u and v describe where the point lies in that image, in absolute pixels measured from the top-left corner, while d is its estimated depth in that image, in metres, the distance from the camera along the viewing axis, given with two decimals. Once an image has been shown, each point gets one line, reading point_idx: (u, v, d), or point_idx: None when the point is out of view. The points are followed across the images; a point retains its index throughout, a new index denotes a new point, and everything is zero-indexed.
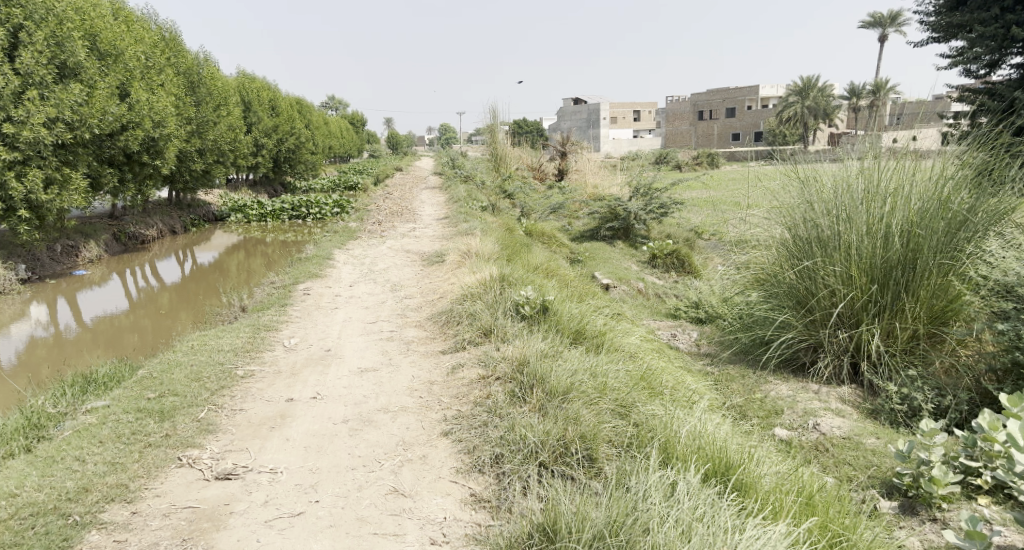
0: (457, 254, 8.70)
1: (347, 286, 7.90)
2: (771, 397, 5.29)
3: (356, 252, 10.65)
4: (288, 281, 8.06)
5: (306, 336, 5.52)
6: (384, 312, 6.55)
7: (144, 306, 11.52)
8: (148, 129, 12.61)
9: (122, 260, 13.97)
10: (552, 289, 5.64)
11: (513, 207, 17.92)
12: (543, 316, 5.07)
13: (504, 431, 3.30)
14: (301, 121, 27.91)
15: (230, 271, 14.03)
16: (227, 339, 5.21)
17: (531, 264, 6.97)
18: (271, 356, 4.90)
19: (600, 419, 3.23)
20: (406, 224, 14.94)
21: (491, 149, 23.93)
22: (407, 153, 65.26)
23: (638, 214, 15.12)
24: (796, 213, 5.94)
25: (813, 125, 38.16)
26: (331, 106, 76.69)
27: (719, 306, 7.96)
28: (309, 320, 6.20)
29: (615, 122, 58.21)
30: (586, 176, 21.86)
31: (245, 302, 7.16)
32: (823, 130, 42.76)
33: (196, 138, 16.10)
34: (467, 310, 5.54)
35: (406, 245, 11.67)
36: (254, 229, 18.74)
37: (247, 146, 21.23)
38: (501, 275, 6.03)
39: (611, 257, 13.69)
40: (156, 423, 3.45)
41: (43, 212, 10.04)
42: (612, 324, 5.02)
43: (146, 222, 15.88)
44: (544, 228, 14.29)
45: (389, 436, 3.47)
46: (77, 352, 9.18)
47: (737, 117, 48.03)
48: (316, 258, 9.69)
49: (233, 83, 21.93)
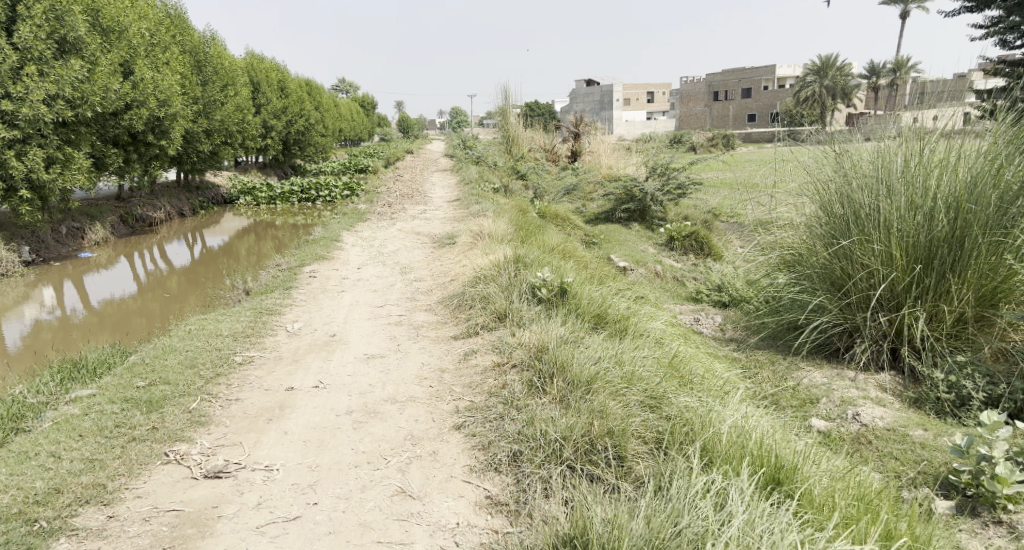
0: (469, 235, 8.38)
1: (355, 268, 7.61)
2: (805, 386, 4.93)
3: (365, 234, 10.36)
4: (294, 263, 7.78)
5: (311, 320, 5.24)
6: (393, 295, 6.25)
7: (151, 289, 11.33)
8: (153, 107, 12.37)
9: (130, 243, 13.80)
10: (570, 270, 5.31)
11: (525, 188, 17.54)
12: (561, 299, 4.73)
13: (522, 426, 2.98)
14: (310, 103, 27.61)
15: (239, 254, 13.81)
16: (227, 323, 4.94)
17: (547, 245, 6.63)
18: (273, 342, 4.62)
19: (629, 412, 2.90)
20: (416, 205, 14.63)
21: (502, 131, 23.51)
22: (418, 136, 64.84)
23: (654, 195, 14.69)
24: (832, 190, 5.52)
25: (831, 106, 37.27)
26: (342, 90, 76.15)
27: (744, 290, 7.59)
28: (313, 303, 5.92)
29: (628, 104, 57.29)
30: (600, 157, 21.39)
31: (249, 285, 6.90)
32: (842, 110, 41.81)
33: (203, 118, 15.85)
34: (480, 293, 5.22)
35: (416, 227, 11.36)
36: (263, 212, 18.52)
37: (256, 127, 20.98)
38: (516, 256, 5.70)
39: (627, 240, 13.31)
40: (142, 415, 3.18)
41: (45, 192, 9.86)
42: (635, 308, 4.67)
43: (153, 204, 15.68)
44: (558, 210, 13.91)
45: (396, 429, 3.17)
46: (84, 336, 9.01)
47: (753, 98, 47.05)
48: (324, 240, 9.41)
49: (241, 64, 21.64)
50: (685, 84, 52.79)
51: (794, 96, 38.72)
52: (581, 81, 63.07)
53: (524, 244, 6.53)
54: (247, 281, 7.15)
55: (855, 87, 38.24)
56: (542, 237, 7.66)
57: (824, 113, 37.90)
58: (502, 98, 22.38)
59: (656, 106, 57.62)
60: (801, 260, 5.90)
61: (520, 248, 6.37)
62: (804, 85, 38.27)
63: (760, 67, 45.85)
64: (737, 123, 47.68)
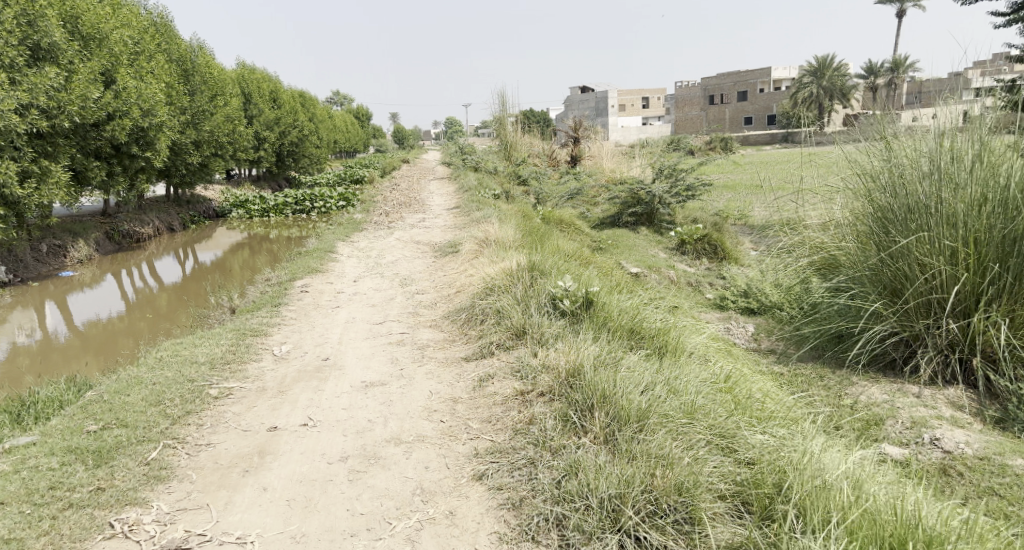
0: (473, 243, 7.79)
1: (351, 281, 7.00)
2: (865, 404, 4.34)
3: (361, 244, 9.77)
4: (284, 277, 7.17)
5: (302, 341, 4.64)
6: (393, 311, 5.64)
7: (140, 308, 10.72)
8: (137, 118, 11.84)
9: (117, 260, 13.22)
10: (593, 278, 4.72)
11: (526, 194, 17.00)
12: (587, 312, 4.14)
13: (562, 477, 2.38)
14: (304, 114, 27.08)
15: (232, 269, 13.24)
16: (205, 348, 4.32)
17: (560, 249, 6.05)
18: (256, 369, 4.01)
19: (698, 457, 2.31)
20: (415, 214, 14.05)
21: (500, 137, 23.00)
22: (413, 146, 64.39)
23: (662, 198, 14.15)
24: (880, 182, 4.92)
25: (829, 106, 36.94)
26: (335, 101, 75.54)
27: (775, 295, 7.03)
28: (305, 321, 5.30)
29: (624, 110, 56.82)
30: (602, 161, 20.86)
31: (235, 303, 6.28)
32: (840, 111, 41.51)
33: (191, 129, 15.31)
34: (493, 307, 4.63)
35: (416, 236, 10.76)
36: (257, 225, 17.94)
37: (248, 139, 20.43)
38: (530, 262, 5.12)
39: (635, 244, 12.74)
40: (85, 472, 2.55)
41: (21, 208, 9.29)
42: (672, 320, 4.07)
43: (141, 219, 15.08)
44: (563, 215, 13.34)
45: (402, 481, 2.57)
46: (65, 362, 8.39)
47: (749, 100, 46.75)
48: (318, 252, 8.80)
49: (232, 74, 21.13)
50: (680, 88, 52.37)
51: (791, 97, 38.38)
52: (576, 88, 62.72)
53: (537, 250, 5.95)
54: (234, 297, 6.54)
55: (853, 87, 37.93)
56: (554, 242, 7.08)
57: (822, 114, 37.58)
58: (499, 103, 21.89)
59: (652, 110, 57.20)
60: (847, 262, 5.29)
61: (532, 254, 5.78)
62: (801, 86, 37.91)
63: (755, 70, 45.55)
64: (735, 126, 47.23)
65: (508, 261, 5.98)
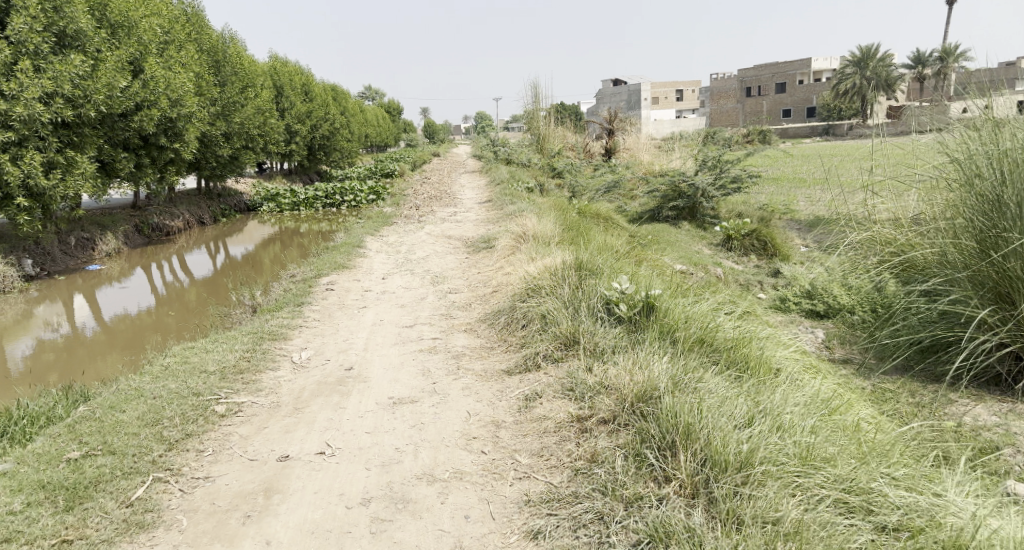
0: (510, 237, 7.28)
1: (379, 279, 6.54)
2: (971, 425, 3.69)
3: (391, 239, 9.35)
4: (310, 274, 6.75)
5: (324, 347, 4.17)
6: (425, 312, 5.15)
7: (170, 302, 10.50)
8: (165, 108, 11.64)
9: (147, 254, 13.07)
10: (650, 278, 4.14)
11: (560, 188, 16.43)
12: (647, 320, 3.56)
13: (645, 547, 1.90)
14: (335, 107, 26.89)
15: (263, 264, 12.99)
16: (217, 354, 3.88)
17: (609, 244, 5.48)
18: (271, 380, 3.55)
19: (830, 526, 1.82)
20: (446, 208, 13.60)
21: (533, 129, 22.41)
22: (444, 140, 64.05)
23: (705, 191, 13.44)
24: (981, 168, 4.21)
25: (873, 98, 35.43)
26: (368, 97, 75.77)
27: (845, 297, 6.37)
28: (329, 323, 4.85)
29: (657, 103, 55.46)
30: (639, 154, 20.14)
31: (257, 301, 5.87)
32: (885, 102, 39.86)
33: (221, 120, 15.14)
34: (537, 311, 4.10)
35: (448, 230, 10.28)
36: (287, 219, 17.74)
37: (279, 132, 20.27)
38: (577, 259, 4.55)
39: (677, 240, 12.07)
40: (51, 518, 2.14)
41: (46, 200, 9.10)
42: (749, 328, 3.46)
43: (171, 212, 14.94)
44: (600, 209, 12.74)
45: (436, 538, 2.08)
46: (89, 359, 8.13)
47: (788, 92, 45.16)
48: (345, 247, 8.38)
49: (264, 67, 20.99)
50: (715, 80, 50.97)
51: (833, 88, 36.91)
52: (609, 81, 61.66)
53: (583, 245, 5.40)
54: (256, 294, 6.14)
55: (899, 76, 36.31)
56: (598, 237, 6.52)
57: (866, 106, 36.06)
58: (532, 95, 21.31)
59: (687, 103, 55.85)
60: (940, 262, 4.60)
61: (578, 250, 5.23)
62: (844, 77, 36.37)
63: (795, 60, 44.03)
64: (773, 119, 45.75)
65: (551, 258, 5.44)
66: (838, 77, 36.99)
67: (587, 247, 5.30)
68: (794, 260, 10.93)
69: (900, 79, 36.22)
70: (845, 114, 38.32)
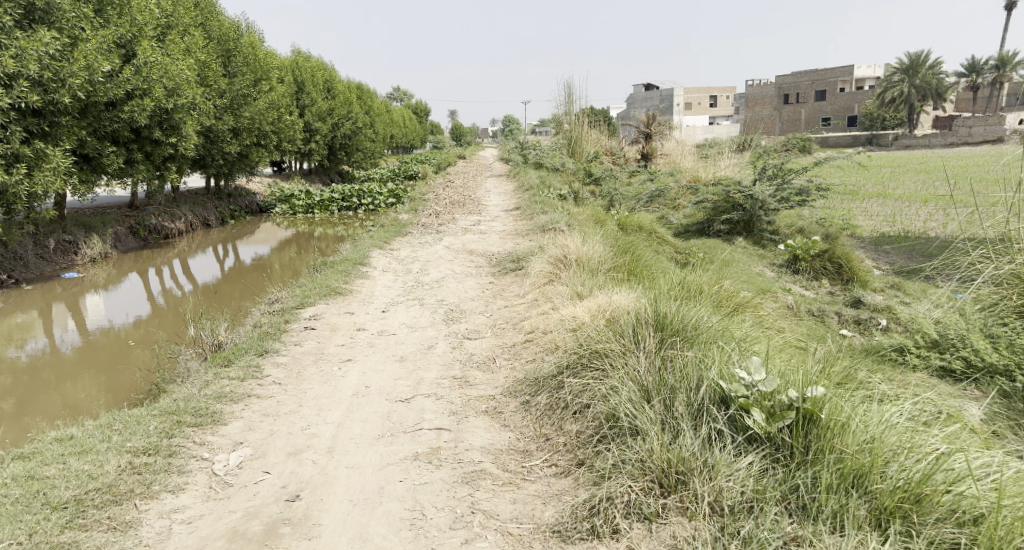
0: (546, 259, 5.80)
1: (380, 312, 5.12)
2: None
3: (402, 254, 7.95)
4: (293, 302, 5.34)
5: (268, 443, 2.74)
6: (431, 372, 3.68)
7: (165, 312, 9.30)
8: (159, 97, 10.51)
9: (142, 258, 11.91)
10: (780, 355, 2.59)
11: (596, 196, 14.91)
12: (807, 444, 2.03)
13: None
14: (359, 105, 25.65)
15: (273, 269, 11.79)
16: (89, 461, 2.47)
17: (694, 278, 3.96)
18: (156, 527, 2.15)
19: None
20: (469, 215, 12.19)
21: (565, 132, 20.87)
22: (470, 143, 62.71)
23: (764, 203, 11.86)
24: None
25: (921, 107, 33.29)
26: (396, 98, 74.54)
27: None
28: (294, 387, 3.43)
29: (690, 109, 53.22)
30: (679, 161, 18.57)
31: (217, 339, 4.47)
32: (933, 113, 37.59)
33: (228, 114, 14.00)
34: (603, 402, 2.60)
35: (469, 244, 8.86)
36: (301, 222, 16.51)
37: (298, 130, 19.14)
38: (655, 308, 3.02)
39: (733, 259, 10.54)
40: None
41: (9, 199, 7.90)
42: (996, 460, 1.94)
43: (172, 213, 13.76)
44: (644, 221, 11.25)
45: None
46: (56, 384, 6.75)
47: (827, 100, 42.75)
48: (345, 264, 6.98)
49: (285, 61, 19.87)
50: (750, 86, 48.78)
51: (878, 96, 34.74)
52: (639, 84, 59.77)
53: (653, 286, 3.90)
54: (220, 327, 4.74)
55: (949, 85, 34.22)
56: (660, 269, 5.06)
57: (913, 115, 33.99)
58: (565, 95, 19.85)
59: (720, 109, 53.78)
60: None
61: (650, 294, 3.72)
62: (889, 85, 34.18)
63: (836, 68, 41.94)
64: (812, 127, 43.57)
65: (612, 302, 3.96)
66: (884, 85, 34.92)
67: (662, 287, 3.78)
68: (875, 288, 9.34)
69: (949, 87, 34.10)
70: (888, 124, 36.24)
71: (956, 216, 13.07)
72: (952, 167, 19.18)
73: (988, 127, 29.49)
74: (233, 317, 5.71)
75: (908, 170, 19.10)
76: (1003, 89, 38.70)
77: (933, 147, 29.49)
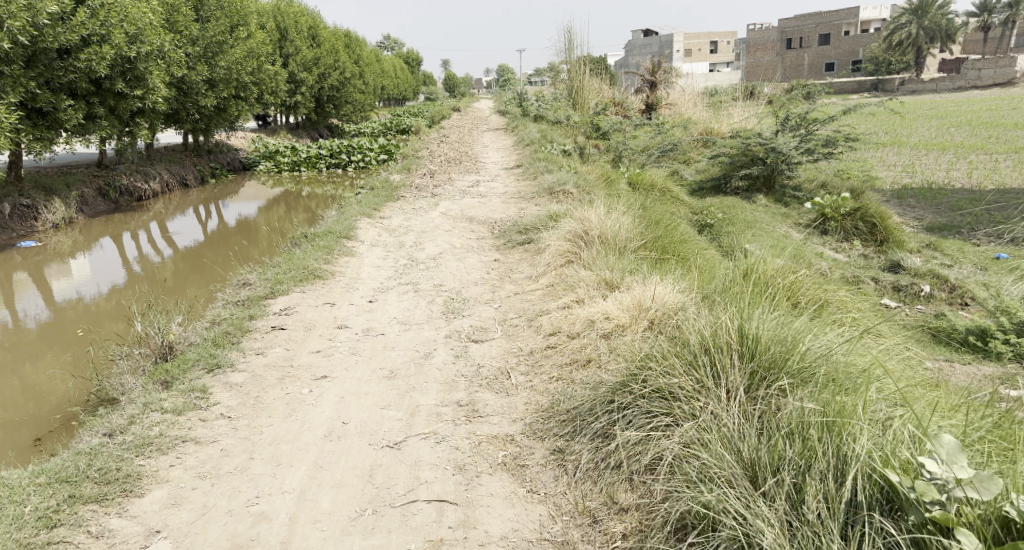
0: (560, 236, 4.96)
1: (366, 303, 4.28)
2: None
3: (393, 223, 7.07)
4: (262, 291, 4.46)
5: (196, 534, 1.93)
6: (428, 396, 2.86)
7: (141, 279, 8.43)
8: (120, 43, 9.33)
9: (114, 222, 10.95)
10: (941, 416, 1.78)
11: (601, 150, 13.87)
12: None
13: None
14: (346, 54, 24.11)
15: (259, 233, 10.88)
16: None
17: (764, 266, 3.13)
18: None
19: None
20: (466, 175, 11.22)
21: (565, 80, 19.61)
22: (464, 94, 60.38)
23: (788, 157, 10.89)
24: None
25: (929, 50, 31.79)
26: (386, 48, 71.83)
27: None
28: (247, 424, 2.60)
29: (690, 55, 51.03)
30: (687, 111, 17.46)
31: (168, 341, 3.63)
32: (940, 56, 36.13)
33: (202, 63, 12.77)
34: (687, 485, 1.78)
35: (469, 209, 7.97)
36: (287, 181, 15.48)
37: (281, 81, 17.86)
38: (739, 326, 2.18)
39: (755, 221, 9.65)
40: None
41: None
42: None
43: (145, 172, 12.65)
44: (657, 178, 10.32)
45: None
46: (12, 366, 5.87)
47: (832, 44, 40.90)
48: (328, 236, 6.09)
49: (264, 6, 18.39)
50: (752, 30, 46.76)
51: (885, 39, 33.19)
52: (638, 30, 57.44)
53: (710, 289, 3.10)
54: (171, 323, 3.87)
55: (958, 26, 32.74)
56: (697, 258, 4.28)
57: (920, 58, 32.55)
58: (565, 41, 18.52)
59: (721, 56, 51.80)
60: None
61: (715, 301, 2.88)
62: (897, 27, 32.60)
63: (841, 9, 40.13)
64: (815, 73, 41.93)
65: (661, 306, 3.13)
66: (891, 27, 33.32)
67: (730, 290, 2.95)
68: (911, 249, 8.45)
69: (959, 28, 32.61)
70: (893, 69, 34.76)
71: (981, 164, 12.21)
72: (967, 112, 18.18)
73: (999, 70, 28.26)
74: (191, 305, 4.78)
75: (926, 116, 18.05)
76: (1014, 30, 37.08)
77: (942, 91, 28.23)
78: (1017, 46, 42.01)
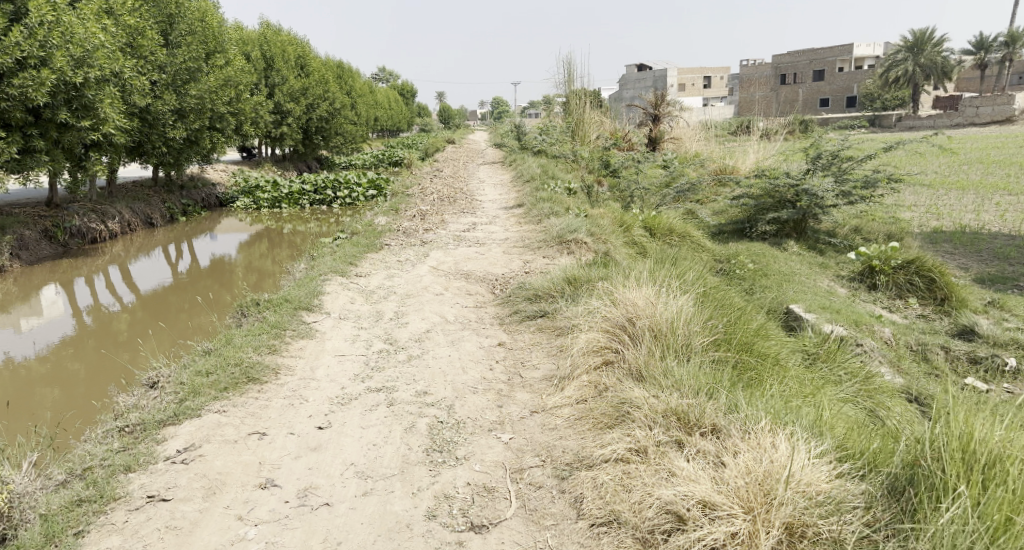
0: (586, 323, 3.61)
1: (310, 432, 2.93)
2: None
3: (374, 284, 5.72)
4: (163, 409, 3.09)
5: None
6: None
7: (84, 334, 6.97)
8: (63, 67, 8.03)
9: (62, 268, 9.53)
10: None
11: (609, 189, 12.62)
12: None
13: None
14: (338, 85, 23.00)
15: (234, 274, 9.50)
16: None
17: (1004, 435, 1.83)
18: None
19: None
20: (461, 216, 9.90)
21: (566, 113, 18.50)
22: (460, 126, 59.42)
23: (824, 200, 9.59)
24: None
25: (927, 86, 30.84)
26: (380, 81, 71.57)
27: None
28: None
29: (684, 90, 50.24)
30: (696, 147, 16.29)
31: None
32: (934, 93, 35.34)
33: (169, 91, 11.51)
34: None
35: (464, 262, 6.63)
36: (267, 218, 14.13)
37: (264, 112, 16.66)
38: None
39: (792, 271, 8.27)
40: None
41: None
42: None
43: (102, 211, 11.27)
44: (677, 222, 9.05)
45: None
46: None
47: (827, 80, 40.15)
48: (286, 307, 4.74)
49: (248, 35, 17.34)
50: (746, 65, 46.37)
51: (882, 76, 32.46)
52: (633, 65, 57.03)
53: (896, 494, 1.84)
54: (2, 467, 2.48)
55: (953, 63, 31.96)
56: (795, 379, 2.96)
57: (918, 95, 31.66)
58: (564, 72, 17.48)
59: (715, 90, 51.25)
60: None
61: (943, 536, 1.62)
62: (894, 63, 31.73)
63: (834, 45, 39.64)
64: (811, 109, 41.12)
65: (806, 506, 1.83)
66: (887, 63, 32.53)
67: (961, 511, 1.66)
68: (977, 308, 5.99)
69: (955, 66, 31.78)
70: (890, 106, 33.86)
71: (1015, 206, 10.98)
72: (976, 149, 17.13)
73: (997, 107, 27.21)
74: (63, 428, 3.35)
75: (948, 152, 16.76)
76: (1010, 67, 36.29)
77: (942, 128, 27.15)
78: (1010, 84, 41.44)
